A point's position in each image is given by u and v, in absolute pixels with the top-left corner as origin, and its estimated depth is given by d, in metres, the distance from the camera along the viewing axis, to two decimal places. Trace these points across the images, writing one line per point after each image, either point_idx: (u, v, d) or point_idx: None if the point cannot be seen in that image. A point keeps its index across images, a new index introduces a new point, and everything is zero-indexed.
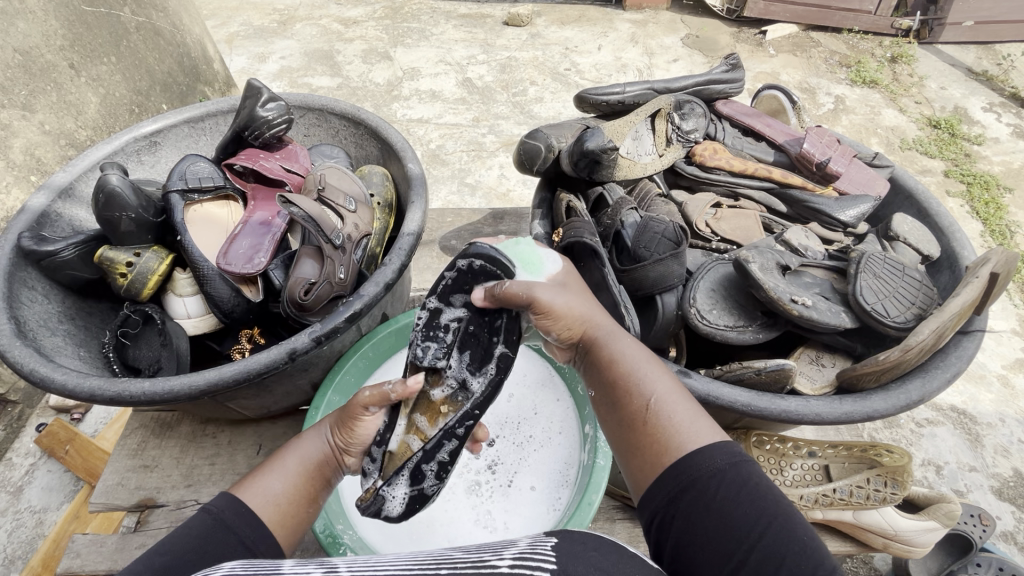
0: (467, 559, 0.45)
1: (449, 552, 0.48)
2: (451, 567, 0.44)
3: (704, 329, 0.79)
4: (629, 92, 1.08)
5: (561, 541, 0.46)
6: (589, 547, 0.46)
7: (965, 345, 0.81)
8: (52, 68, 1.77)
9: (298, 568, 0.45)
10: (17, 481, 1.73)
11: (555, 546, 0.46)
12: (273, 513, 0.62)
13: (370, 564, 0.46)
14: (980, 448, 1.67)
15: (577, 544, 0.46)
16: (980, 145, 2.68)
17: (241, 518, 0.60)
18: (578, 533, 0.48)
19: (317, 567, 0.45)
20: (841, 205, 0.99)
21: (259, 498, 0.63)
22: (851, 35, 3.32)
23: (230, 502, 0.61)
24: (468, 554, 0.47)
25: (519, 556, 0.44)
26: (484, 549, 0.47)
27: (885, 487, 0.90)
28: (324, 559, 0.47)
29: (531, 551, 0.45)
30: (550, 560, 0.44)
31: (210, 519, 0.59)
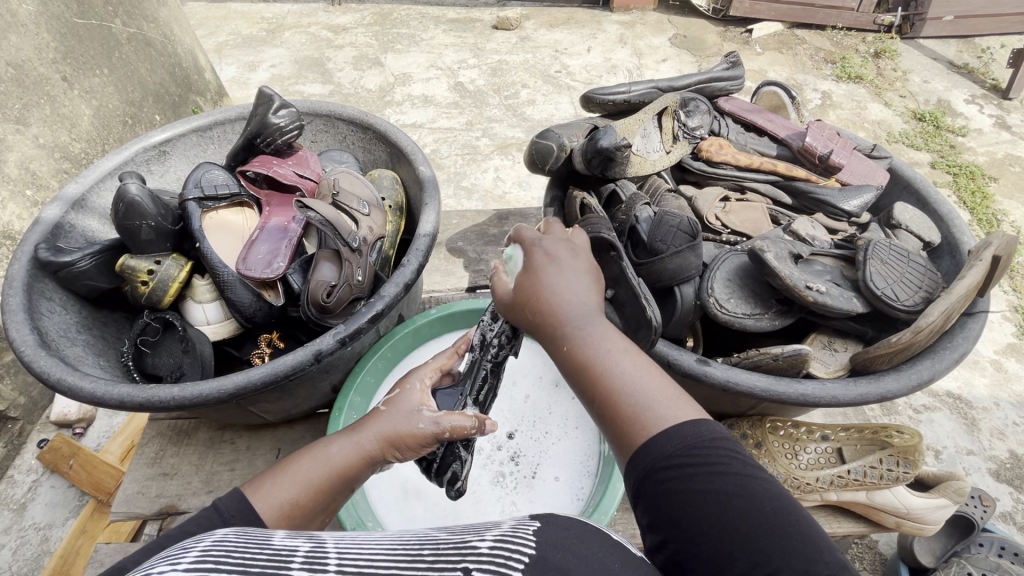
0: (449, 540, 0.45)
1: (434, 533, 0.48)
2: (434, 549, 0.44)
3: (723, 317, 0.82)
4: (635, 91, 1.10)
5: (543, 528, 0.46)
6: (573, 535, 0.47)
7: (970, 326, 0.84)
8: (46, 81, 1.76)
9: (286, 542, 0.44)
10: (20, 497, 1.71)
11: (537, 531, 0.46)
12: (280, 519, 0.59)
13: (356, 542, 0.45)
14: (976, 432, 1.72)
15: (560, 530, 0.47)
16: (964, 136, 2.75)
17: (247, 522, 0.56)
18: (560, 518, 0.49)
19: (304, 542, 0.44)
20: (844, 195, 1.03)
21: (270, 501, 0.59)
22: (834, 32, 3.39)
23: (239, 502, 0.58)
24: (450, 535, 0.47)
25: (500, 539, 0.45)
26: (467, 531, 0.47)
27: (898, 467, 0.93)
28: (313, 534, 0.46)
29: (513, 534, 0.46)
30: (531, 545, 0.44)
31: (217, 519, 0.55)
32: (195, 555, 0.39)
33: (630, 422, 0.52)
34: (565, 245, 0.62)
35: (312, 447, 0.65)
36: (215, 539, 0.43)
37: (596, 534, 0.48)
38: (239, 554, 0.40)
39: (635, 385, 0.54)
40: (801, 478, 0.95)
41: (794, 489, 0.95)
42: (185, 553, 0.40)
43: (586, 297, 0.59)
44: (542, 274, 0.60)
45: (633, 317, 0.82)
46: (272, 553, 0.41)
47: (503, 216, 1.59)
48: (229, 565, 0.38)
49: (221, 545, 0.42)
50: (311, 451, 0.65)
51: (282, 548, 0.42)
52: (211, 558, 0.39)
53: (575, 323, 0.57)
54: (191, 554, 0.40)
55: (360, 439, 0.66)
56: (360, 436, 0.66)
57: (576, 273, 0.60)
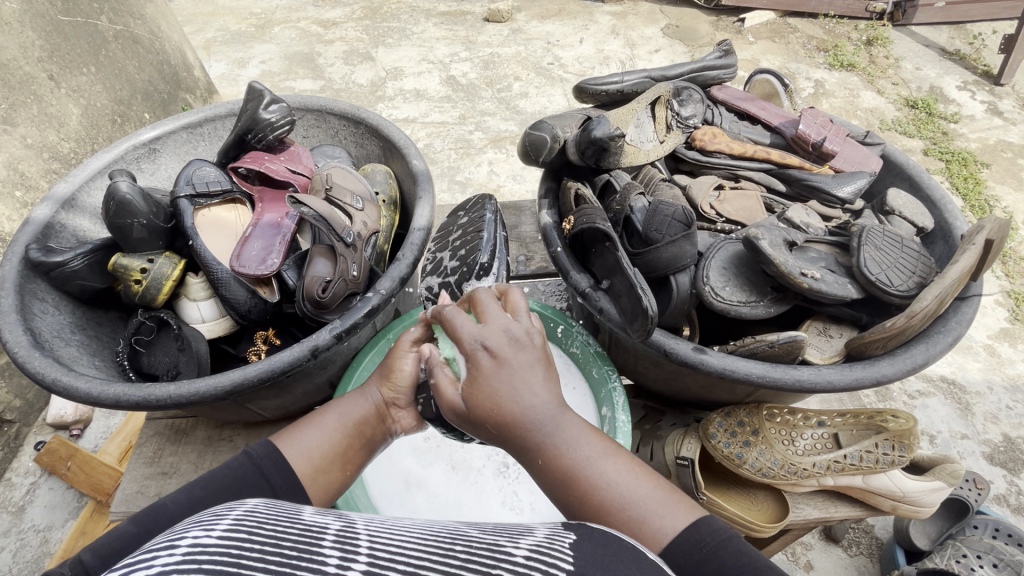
0: (481, 539, 0.45)
1: (465, 530, 0.47)
2: (467, 547, 0.43)
3: (719, 306, 0.82)
4: (627, 81, 1.10)
5: (580, 541, 0.46)
6: (609, 550, 0.45)
7: (964, 310, 0.85)
8: (32, 80, 1.74)
9: (316, 517, 0.44)
10: (20, 499, 1.71)
11: (574, 544, 0.46)
12: (306, 465, 0.66)
13: (387, 529, 0.45)
14: (970, 416, 1.73)
15: (596, 546, 0.45)
16: (956, 123, 2.75)
17: (275, 465, 0.64)
18: (601, 534, 0.47)
19: (335, 520, 0.44)
20: (838, 182, 1.03)
21: (295, 449, 0.67)
22: (827, 20, 3.38)
23: (268, 450, 0.66)
24: (482, 534, 0.47)
25: (536, 549, 0.44)
26: (500, 534, 0.47)
27: (893, 451, 0.93)
28: (343, 514, 0.47)
29: (548, 544, 0.45)
30: (568, 559, 0.43)
31: (248, 462, 0.64)
32: (229, 522, 0.41)
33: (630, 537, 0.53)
34: (506, 336, 0.56)
35: (326, 408, 0.72)
36: (248, 508, 0.45)
37: (631, 548, 0.46)
38: (271, 526, 0.42)
39: (625, 493, 0.54)
40: (798, 464, 0.95)
41: (791, 474, 0.96)
42: (220, 519, 0.42)
43: (541, 398, 0.55)
44: (490, 384, 0.55)
45: (630, 307, 0.82)
46: (303, 529, 0.42)
47: (497, 209, 1.58)
48: (262, 536, 0.40)
49: (254, 514, 0.43)
50: (326, 411, 0.71)
51: (312, 524, 0.43)
52: (244, 528, 0.41)
53: (541, 429, 0.55)
54: (225, 520, 0.42)
55: (368, 393, 0.72)
56: (368, 393, 0.73)
57: (529, 375, 0.55)
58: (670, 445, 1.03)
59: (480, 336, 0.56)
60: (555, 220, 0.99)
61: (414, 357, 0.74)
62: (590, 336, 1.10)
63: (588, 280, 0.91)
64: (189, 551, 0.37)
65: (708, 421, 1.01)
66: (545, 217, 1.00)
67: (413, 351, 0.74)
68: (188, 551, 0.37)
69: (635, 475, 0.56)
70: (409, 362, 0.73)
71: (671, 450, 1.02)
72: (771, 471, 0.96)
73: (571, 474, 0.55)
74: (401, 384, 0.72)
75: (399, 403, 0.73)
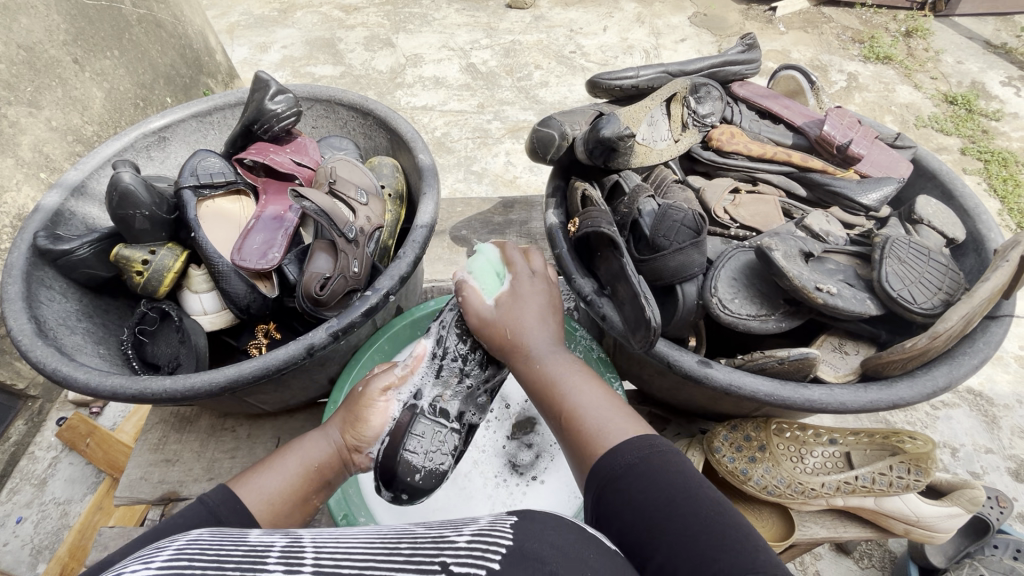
0: (428, 534, 0.44)
1: (413, 528, 0.46)
2: (413, 543, 0.42)
3: (727, 319, 0.79)
4: (644, 75, 1.05)
5: (521, 520, 0.44)
6: (543, 523, 0.44)
7: (993, 331, 0.79)
8: (57, 63, 1.75)
9: (262, 538, 0.43)
10: (41, 473, 1.75)
11: (515, 524, 0.44)
12: (266, 508, 0.66)
13: (333, 537, 0.44)
14: (996, 430, 1.66)
15: (534, 522, 0.44)
16: (998, 120, 2.61)
17: (235, 512, 0.62)
18: (535, 509, 0.47)
19: (280, 538, 0.43)
20: (863, 188, 0.97)
21: (253, 494, 0.66)
22: (864, 9, 3.23)
23: (225, 495, 0.63)
24: (430, 529, 0.45)
25: (478, 533, 0.43)
26: (447, 527, 0.45)
27: (908, 474, 0.89)
28: (290, 532, 0.45)
29: (491, 528, 0.44)
30: (509, 537, 0.42)
31: (204, 510, 0.60)
32: (169, 553, 0.40)
33: (586, 442, 0.61)
34: (525, 281, 0.81)
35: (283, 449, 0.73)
36: (187, 539, 0.44)
37: (577, 527, 0.46)
38: (212, 551, 0.41)
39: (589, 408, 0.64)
40: (805, 483, 0.92)
41: (798, 493, 0.92)
42: (158, 553, 0.41)
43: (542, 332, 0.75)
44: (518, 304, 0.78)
45: (633, 316, 0.78)
46: (246, 550, 0.41)
47: (509, 203, 1.54)
48: (202, 561, 0.39)
49: (195, 543, 0.42)
50: (289, 448, 0.73)
51: (258, 544, 0.42)
52: (185, 554, 0.40)
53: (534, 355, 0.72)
54: (164, 553, 0.40)
55: (328, 434, 0.75)
56: (329, 433, 0.76)
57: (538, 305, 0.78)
58: None
59: (500, 300, 0.79)
60: (561, 220, 0.95)
61: (383, 406, 0.77)
62: (595, 340, 1.07)
63: (592, 286, 0.88)
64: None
65: (713, 434, 0.97)
66: (551, 217, 0.96)
67: (382, 404, 0.78)
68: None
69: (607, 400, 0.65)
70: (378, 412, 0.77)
71: None
72: (777, 489, 0.92)
73: (550, 388, 0.68)
74: (367, 433, 0.76)
75: (360, 449, 0.76)
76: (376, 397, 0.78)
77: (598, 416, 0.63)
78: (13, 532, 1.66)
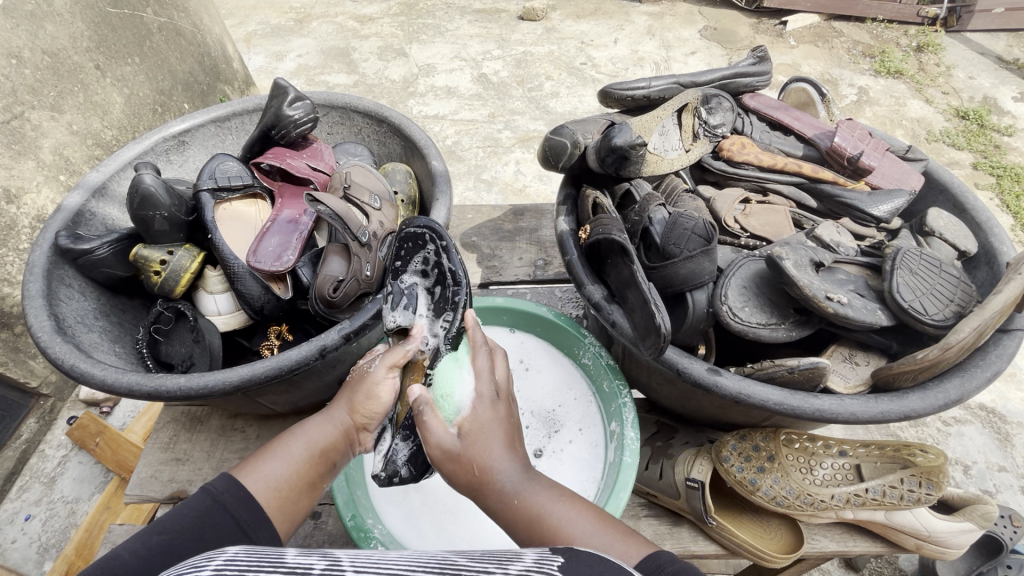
0: (473, 566, 0.44)
1: (455, 556, 0.46)
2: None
3: (736, 327, 0.79)
4: (655, 86, 1.06)
5: (569, 562, 0.44)
6: (599, 571, 0.44)
7: (1006, 343, 0.79)
8: (79, 69, 1.80)
9: (303, 557, 0.43)
10: (50, 472, 1.77)
11: (562, 566, 0.44)
12: (272, 496, 0.65)
13: (374, 564, 0.43)
14: (1010, 448, 1.63)
15: (585, 567, 0.44)
16: (1011, 136, 2.60)
17: (239, 501, 0.63)
18: (589, 555, 0.46)
19: (320, 559, 0.43)
20: (873, 200, 0.97)
21: (257, 481, 0.65)
22: (875, 24, 3.25)
23: (229, 484, 0.64)
24: (474, 560, 0.45)
25: (524, 573, 0.43)
26: (492, 559, 0.45)
27: (920, 488, 0.88)
28: (331, 550, 0.45)
29: (537, 568, 0.43)
30: None
31: (210, 500, 0.62)
32: None
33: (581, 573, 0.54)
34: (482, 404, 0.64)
35: (277, 442, 0.71)
36: (229, 555, 0.44)
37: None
38: (251, 573, 0.40)
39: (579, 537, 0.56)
40: (815, 495, 0.91)
41: (808, 505, 0.91)
42: (199, 570, 0.42)
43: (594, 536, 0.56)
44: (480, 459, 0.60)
45: (643, 323, 0.79)
46: (286, 570, 0.41)
47: (519, 211, 1.56)
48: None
49: (235, 562, 0.42)
50: (289, 436, 0.71)
51: (297, 565, 0.42)
52: None
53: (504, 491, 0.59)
54: (205, 570, 0.41)
55: (335, 414, 0.75)
56: (333, 415, 0.75)
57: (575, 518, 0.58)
58: (680, 465, 0.99)
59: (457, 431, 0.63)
60: (572, 227, 0.96)
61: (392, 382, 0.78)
62: (603, 347, 1.07)
63: (602, 292, 0.89)
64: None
65: (721, 442, 0.97)
66: (562, 224, 0.96)
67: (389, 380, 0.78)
68: None
69: (585, 513, 0.59)
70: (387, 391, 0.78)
71: (681, 470, 0.98)
72: (786, 500, 0.91)
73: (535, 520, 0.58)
74: (376, 410, 0.76)
75: (368, 428, 0.77)
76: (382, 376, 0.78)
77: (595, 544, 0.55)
78: (21, 530, 1.67)
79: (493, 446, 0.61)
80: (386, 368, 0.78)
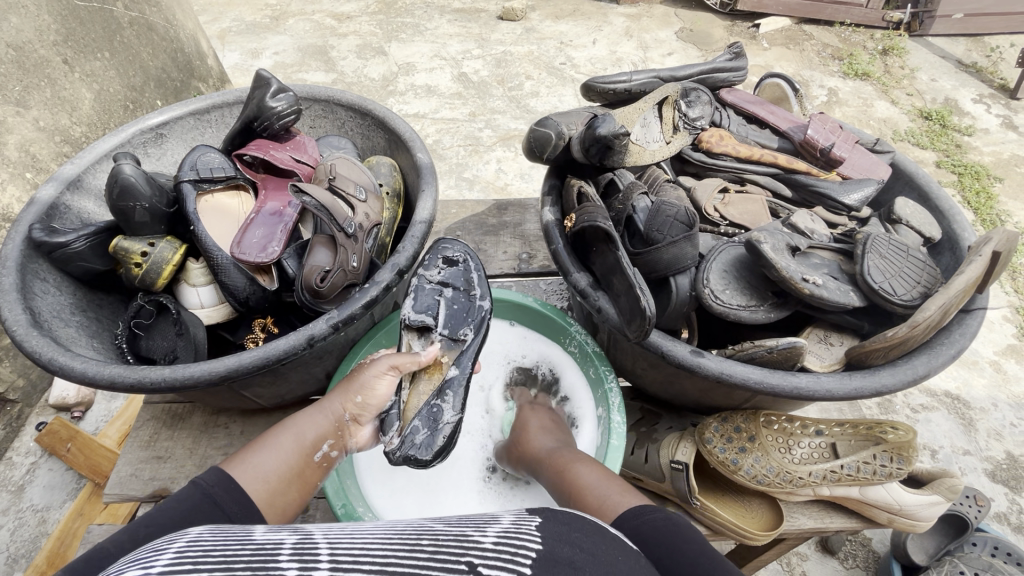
0: (447, 535, 0.50)
1: (428, 524, 0.53)
2: (434, 541, 0.48)
3: (718, 309, 0.82)
4: (636, 80, 1.08)
5: (544, 522, 0.53)
6: (571, 528, 0.53)
7: (968, 322, 0.83)
8: (46, 63, 1.75)
9: (271, 536, 0.47)
10: (18, 480, 1.71)
11: (538, 526, 0.53)
12: (261, 488, 0.72)
13: (347, 535, 0.48)
14: (973, 432, 1.71)
15: (558, 524, 0.53)
16: (970, 136, 2.72)
17: (229, 492, 0.68)
18: (561, 513, 0.55)
19: (293, 534, 0.48)
20: (845, 189, 1.02)
21: (248, 475, 0.72)
22: (843, 28, 3.36)
23: (219, 476, 0.69)
24: (448, 528, 0.51)
25: (501, 536, 0.50)
26: (464, 524, 0.52)
27: (891, 462, 0.93)
28: (299, 526, 0.50)
29: (513, 531, 0.51)
30: (532, 543, 0.49)
31: (199, 491, 0.66)
32: (170, 558, 0.43)
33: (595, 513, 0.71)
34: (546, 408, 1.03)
35: (265, 437, 0.78)
36: (190, 539, 0.47)
37: (596, 530, 0.54)
38: (217, 554, 0.44)
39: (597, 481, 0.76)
40: (793, 472, 0.94)
41: (786, 482, 0.95)
42: (159, 556, 0.44)
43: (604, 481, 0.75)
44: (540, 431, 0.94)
45: (628, 307, 0.81)
46: (257, 548, 0.45)
47: (502, 206, 1.57)
48: (210, 564, 0.42)
49: (201, 543, 0.46)
50: (280, 430, 0.79)
51: (267, 542, 0.46)
52: (188, 559, 0.43)
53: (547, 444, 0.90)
54: (165, 557, 0.43)
55: (328, 410, 0.83)
56: (327, 408, 0.83)
57: (586, 465, 0.81)
58: (665, 447, 1.01)
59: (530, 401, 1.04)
60: (557, 217, 0.98)
61: (388, 381, 0.86)
62: (589, 335, 1.09)
63: (588, 279, 0.91)
64: None
65: (704, 425, 1.00)
66: (547, 214, 0.98)
67: (386, 377, 0.86)
68: None
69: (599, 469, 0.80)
70: (382, 386, 0.86)
71: (665, 453, 1.00)
72: (766, 479, 0.95)
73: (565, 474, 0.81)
74: (367, 405, 0.86)
75: (359, 420, 0.85)
76: (380, 372, 0.86)
77: (608, 493, 0.72)
78: None
79: (550, 431, 0.95)
80: (387, 365, 0.86)
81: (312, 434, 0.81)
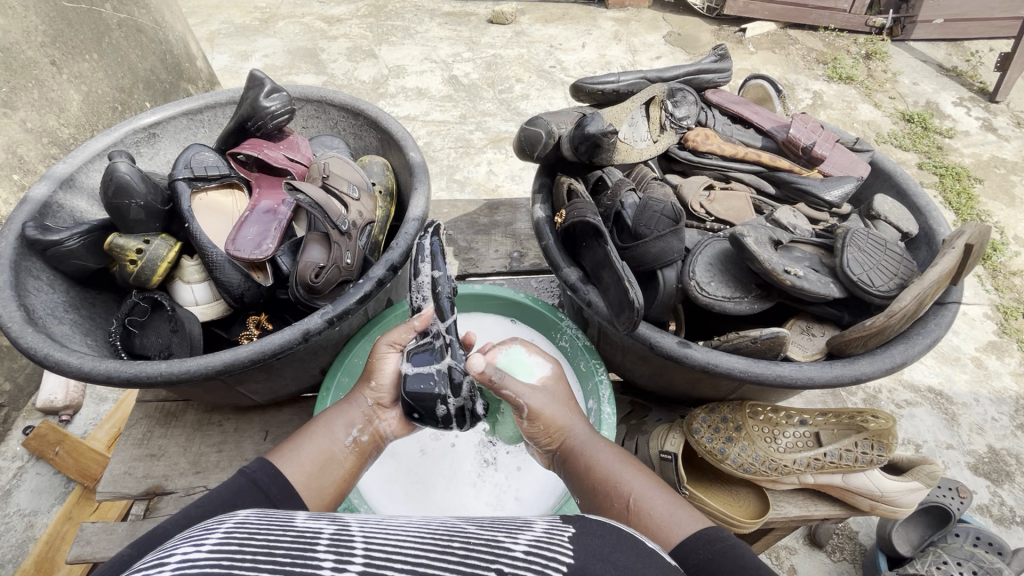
0: (480, 536, 0.44)
1: (462, 524, 0.47)
2: (466, 542, 0.43)
3: (703, 300, 0.84)
4: (624, 80, 1.11)
5: (579, 533, 0.46)
6: (610, 545, 0.46)
7: (943, 313, 0.87)
8: (34, 64, 1.75)
9: (310, 523, 0.43)
10: (6, 483, 1.70)
11: (573, 536, 0.46)
12: (299, 474, 0.72)
13: (382, 527, 0.44)
14: (956, 426, 1.76)
15: (595, 538, 0.46)
16: (951, 138, 2.79)
17: (270, 478, 0.69)
18: (598, 524, 0.49)
19: (329, 523, 0.43)
20: (826, 186, 1.06)
21: (290, 466, 0.73)
22: (827, 33, 3.42)
23: (263, 466, 0.70)
24: (482, 528, 0.46)
25: (535, 543, 0.44)
26: (499, 529, 0.46)
27: (872, 450, 0.96)
28: (338, 515, 0.45)
29: (549, 538, 0.45)
30: (567, 553, 0.43)
31: (243, 479, 0.67)
32: (217, 538, 0.40)
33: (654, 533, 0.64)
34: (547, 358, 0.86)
35: (303, 430, 0.78)
36: (235, 520, 0.44)
37: (635, 543, 0.48)
38: (261, 535, 0.41)
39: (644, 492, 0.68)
40: (779, 460, 0.97)
41: (771, 470, 0.97)
42: (208, 535, 0.41)
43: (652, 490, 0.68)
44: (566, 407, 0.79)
45: (617, 300, 0.83)
46: (295, 536, 0.41)
47: (494, 205, 1.58)
48: (253, 547, 0.39)
49: (244, 527, 0.42)
50: (315, 424, 0.79)
51: (306, 530, 0.42)
52: (233, 540, 0.40)
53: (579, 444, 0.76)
54: (213, 536, 0.41)
55: (357, 399, 0.82)
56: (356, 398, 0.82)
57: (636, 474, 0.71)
58: (655, 438, 1.04)
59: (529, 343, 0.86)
60: (547, 214, 1.00)
61: (395, 356, 0.84)
62: (580, 330, 1.11)
63: (578, 274, 0.93)
64: (177, 568, 0.37)
65: (692, 416, 1.02)
66: (538, 211, 1.00)
67: (392, 354, 0.85)
68: (176, 569, 0.36)
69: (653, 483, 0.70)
70: (389, 361, 0.84)
71: (655, 444, 1.03)
72: (753, 467, 0.97)
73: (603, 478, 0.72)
74: (383, 382, 0.83)
75: (383, 402, 0.83)
76: (387, 348, 0.85)
77: (660, 508, 0.66)
78: None
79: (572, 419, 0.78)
80: (389, 342, 0.85)
81: (343, 426, 0.80)
